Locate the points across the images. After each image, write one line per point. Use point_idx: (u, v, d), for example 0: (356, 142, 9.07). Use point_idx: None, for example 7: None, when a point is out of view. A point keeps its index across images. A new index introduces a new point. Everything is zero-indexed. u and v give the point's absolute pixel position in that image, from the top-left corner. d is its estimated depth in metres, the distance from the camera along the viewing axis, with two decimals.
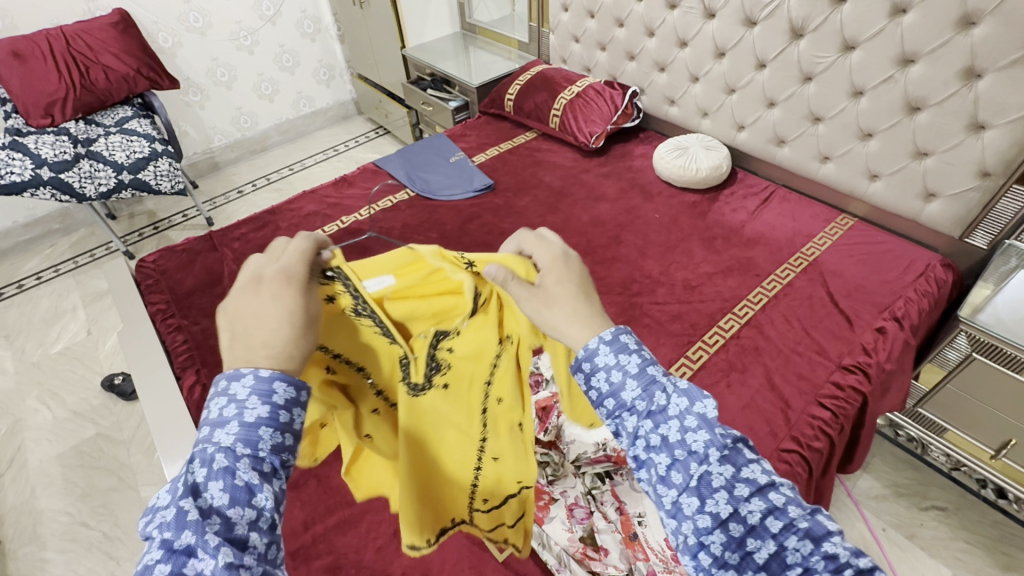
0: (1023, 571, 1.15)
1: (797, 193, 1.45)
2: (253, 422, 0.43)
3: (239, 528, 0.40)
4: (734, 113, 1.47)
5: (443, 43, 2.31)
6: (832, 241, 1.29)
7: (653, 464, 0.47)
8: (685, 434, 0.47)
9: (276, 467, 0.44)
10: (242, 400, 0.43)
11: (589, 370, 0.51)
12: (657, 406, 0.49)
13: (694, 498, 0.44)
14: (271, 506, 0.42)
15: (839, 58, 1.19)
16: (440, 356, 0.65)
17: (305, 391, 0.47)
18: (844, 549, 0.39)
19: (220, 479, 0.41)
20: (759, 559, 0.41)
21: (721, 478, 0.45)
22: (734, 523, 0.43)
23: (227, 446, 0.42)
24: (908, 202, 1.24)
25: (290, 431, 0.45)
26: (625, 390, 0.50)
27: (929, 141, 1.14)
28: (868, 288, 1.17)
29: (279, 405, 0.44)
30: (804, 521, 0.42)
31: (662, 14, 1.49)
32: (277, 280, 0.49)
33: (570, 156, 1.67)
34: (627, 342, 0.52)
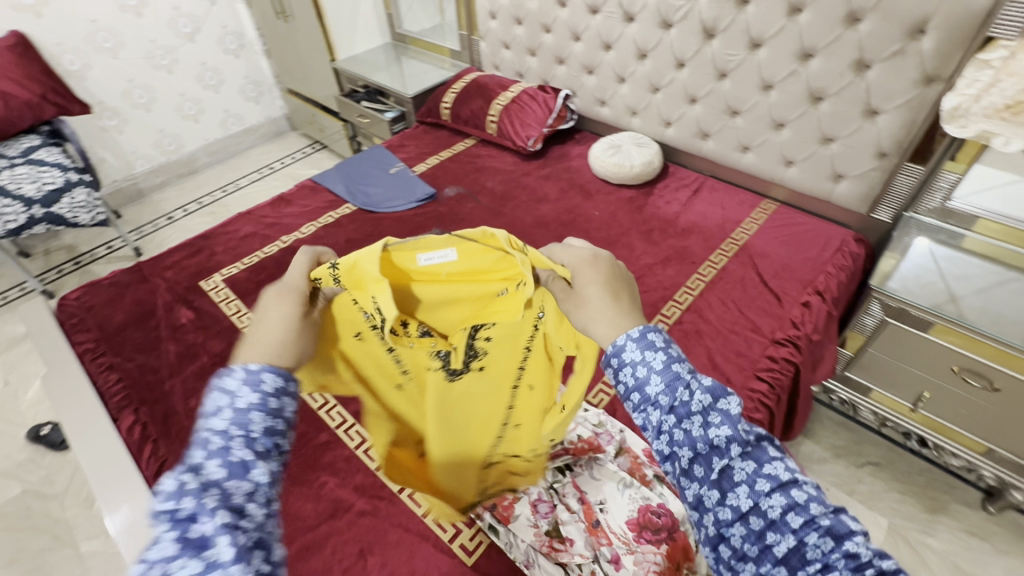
0: (946, 510, 1.27)
1: (724, 182, 1.53)
2: (244, 408, 0.45)
3: (237, 498, 0.41)
4: (660, 110, 1.54)
5: (375, 54, 2.29)
6: (759, 225, 1.39)
7: (677, 458, 0.47)
8: (708, 430, 0.47)
9: (270, 448, 0.45)
10: (233, 391, 0.46)
11: (616, 365, 0.52)
12: (680, 401, 0.48)
13: (716, 492, 0.45)
14: (267, 481, 0.43)
15: (748, 55, 1.28)
16: (478, 344, 0.71)
17: (290, 382, 0.50)
18: (866, 548, 0.40)
19: (216, 456, 0.42)
20: (778, 552, 0.42)
21: (742, 473, 0.46)
22: (754, 517, 0.44)
23: (221, 429, 0.44)
24: (821, 184, 1.35)
25: (281, 417, 0.47)
26: (650, 384, 0.49)
27: (833, 127, 1.24)
28: (793, 267, 1.26)
29: (267, 391, 0.47)
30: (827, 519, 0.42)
31: (586, 19, 1.54)
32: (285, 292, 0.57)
33: (510, 160, 1.70)
34: (653, 339, 0.51)
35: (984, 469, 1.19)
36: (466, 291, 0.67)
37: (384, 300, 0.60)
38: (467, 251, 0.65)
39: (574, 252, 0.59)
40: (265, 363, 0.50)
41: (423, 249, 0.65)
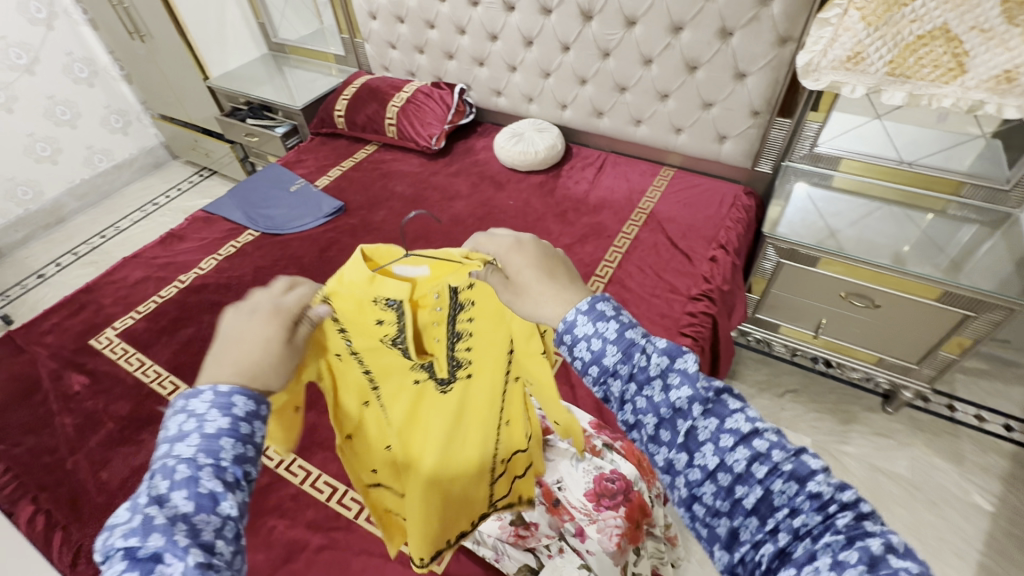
0: (856, 419, 1.43)
1: (624, 156, 1.61)
2: (214, 432, 0.42)
3: (206, 535, 0.39)
4: (555, 94, 1.58)
5: (252, 68, 2.14)
6: (661, 192, 1.47)
7: (643, 425, 0.52)
8: (669, 394, 0.51)
9: (240, 478, 0.42)
10: (200, 414, 0.43)
11: (571, 342, 0.55)
12: (639, 369, 0.53)
13: (683, 454, 0.49)
14: (238, 514, 0.41)
15: (626, 33, 1.35)
16: (459, 355, 0.69)
17: (263, 405, 0.47)
18: (827, 486, 0.43)
19: (184, 487, 0.39)
20: (747, 503, 0.46)
21: (706, 431, 0.49)
22: (722, 473, 0.47)
23: (189, 457, 0.41)
24: (709, 146, 1.45)
25: (252, 442, 0.44)
26: (607, 355, 0.53)
27: (711, 93, 1.34)
28: (697, 226, 1.35)
29: (238, 413, 0.44)
30: (788, 462, 0.45)
31: (467, 12, 1.54)
32: (264, 309, 0.51)
33: (416, 161, 1.67)
34: (604, 310, 0.54)
35: (879, 376, 1.36)
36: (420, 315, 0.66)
37: (390, 290, 0.62)
38: (439, 270, 0.65)
39: (499, 240, 0.60)
40: (238, 385, 0.46)
41: (399, 263, 0.66)
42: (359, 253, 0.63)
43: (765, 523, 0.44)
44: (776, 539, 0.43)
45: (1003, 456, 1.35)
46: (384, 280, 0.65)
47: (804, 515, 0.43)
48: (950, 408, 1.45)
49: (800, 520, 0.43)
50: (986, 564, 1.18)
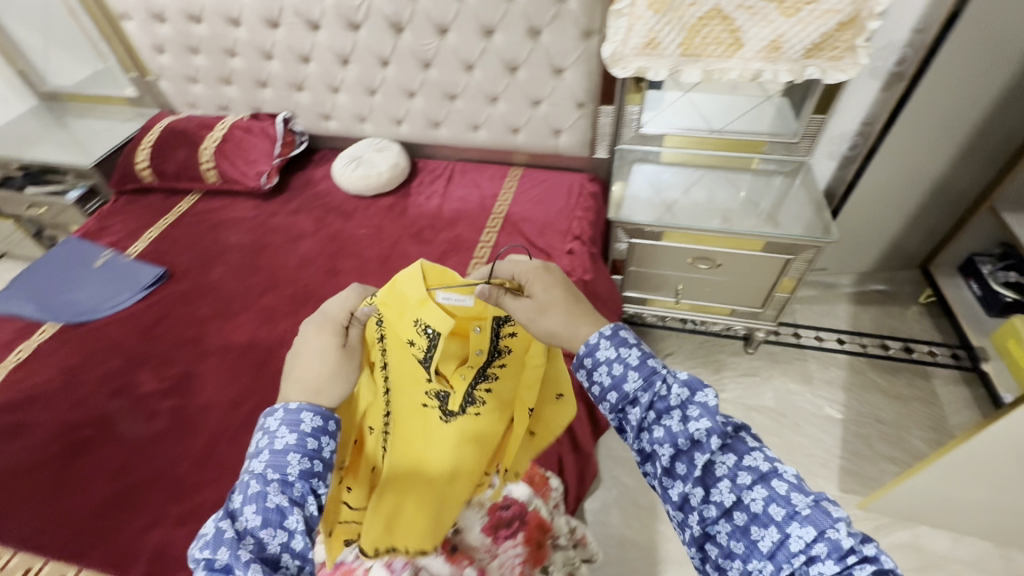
0: (726, 365, 1.57)
1: (472, 162, 1.59)
2: (282, 449, 0.56)
3: (272, 545, 0.52)
4: (386, 111, 1.50)
5: (23, 124, 1.79)
6: (513, 193, 1.48)
7: (659, 455, 0.63)
8: (688, 423, 0.63)
9: (304, 493, 0.55)
10: (274, 431, 0.57)
11: (591, 365, 0.69)
12: (658, 396, 0.66)
13: (702, 488, 0.60)
14: (300, 528, 0.52)
15: (440, 41, 1.31)
16: (478, 394, 0.79)
17: (330, 421, 0.60)
18: (843, 537, 0.53)
19: (253, 503, 0.52)
20: (763, 544, 0.55)
21: (725, 467, 0.60)
22: (738, 511, 0.57)
23: (260, 473, 0.54)
24: (547, 141, 1.47)
25: (318, 458, 0.57)
26: (627, 380, 0.67)
27: (536, 91, 1.36)
28: (551, 222, 1.38)
29: (305, 432, 0.57)
30: (806, 508, 0.56)
31: (268, 35, 1.40)
32: (314, 327, 0.66)
33: (249, 204, 1.50)
34: (626, 337, 0.70)
35: (735, 324, 1.49)
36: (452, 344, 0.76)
37: (433, 317, 0.69)
38: (481, 305, 0.74)
39: (528, 266, 0.76)
40: (306, 404, 0.59)
41: (446, 289, 0.71)
42: (417, 266, 0.70)
43: (780, 567, 0.54)
44: None
45: (843, 367, 1.57)
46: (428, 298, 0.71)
47: (819, 561, 0.53)
48: (795, 336, 1.66)
49: (817, 566, 0.53)
50: (846, 466, 1.36)
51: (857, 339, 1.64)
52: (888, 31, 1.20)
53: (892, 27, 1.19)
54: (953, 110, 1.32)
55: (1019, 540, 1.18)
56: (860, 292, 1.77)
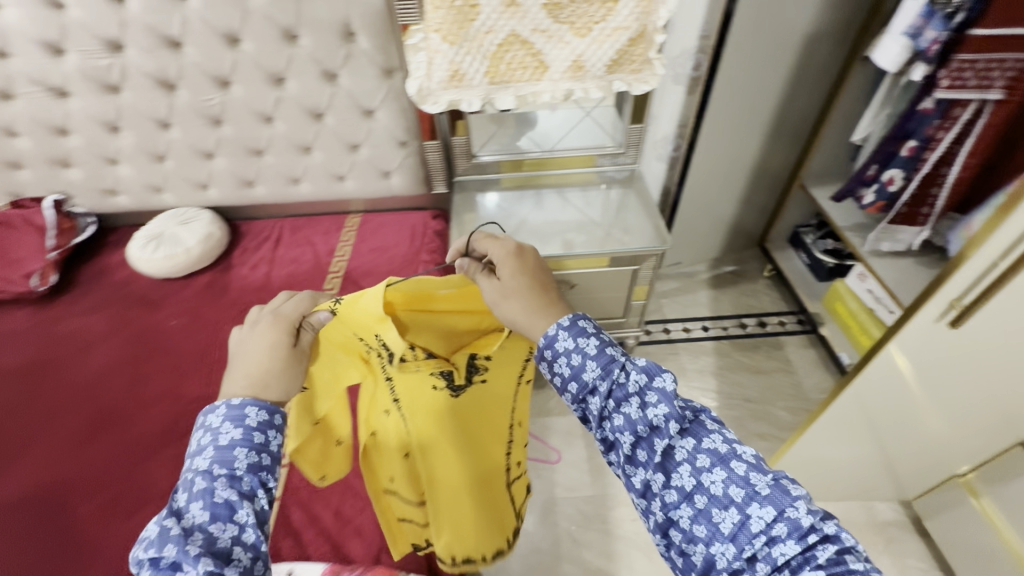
0: None
1: (302, 217, 1.44)
2: (226, 444, 0.57)
3: (222, 539, 0.53)
4: (184, 176, 1.30)
5: None
6: (352, 245, 1.36)
7: (621, 446, 0.69)
8: (646, 409, 0.68)
9: (253, 486, 0.56)
10: (217, 427, 0.58)
11: (552, 355, 0.74)
12: (617, 384, 0.70)
13: (663, 476, 0.66)
14: (250, 520, 0.54)
15: (224, 95, 1.16)
16: (480, 363, 0.86)
17: (276, 415, 0.62)
18: (804, 518, 0.58)
19: (200, 499, 0.53)
20: (726, 527, 0.61)
21: (685, 453, 0.66)
22: (697, 495, 0.63)
23: (204, 469, 0.55)
24: (377, 183, 1.37)
25: (265, 451, 0.59)
26: (584, 371, 0.71)
27: (350, 135, 1.25)
28: (395, 272, 1.29)
29: (252, 426, 0.59)
30: (765, 488, 0.61)
31: (4, 109, 1.15)
32: (273, 321, 0.68)
33: (23, 312, 1.24)
34: (582, 325, 0.75)
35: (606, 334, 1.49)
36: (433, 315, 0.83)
37: (388, 337, 0.72)
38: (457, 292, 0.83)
39: (502, 244, 0.83)
40: (251, 399, 0.61)
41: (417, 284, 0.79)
42: (383, 285, 0.73)
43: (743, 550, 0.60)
44: (752, 563, 0.59)
45: (711, 354, 1.64)
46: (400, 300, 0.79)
47: (779, 540, 0.58)
48: (665, 331, 1.71)
49: (779, 548, 0.58)
50: None
51: (718, 323, 1.72)
52: (677, 38, 1.24)
53: (681, 36, 1.25)
54: (751, 103, 1.42)
55: (874, 492, 1.28)
56: (716, 276, 1.87)
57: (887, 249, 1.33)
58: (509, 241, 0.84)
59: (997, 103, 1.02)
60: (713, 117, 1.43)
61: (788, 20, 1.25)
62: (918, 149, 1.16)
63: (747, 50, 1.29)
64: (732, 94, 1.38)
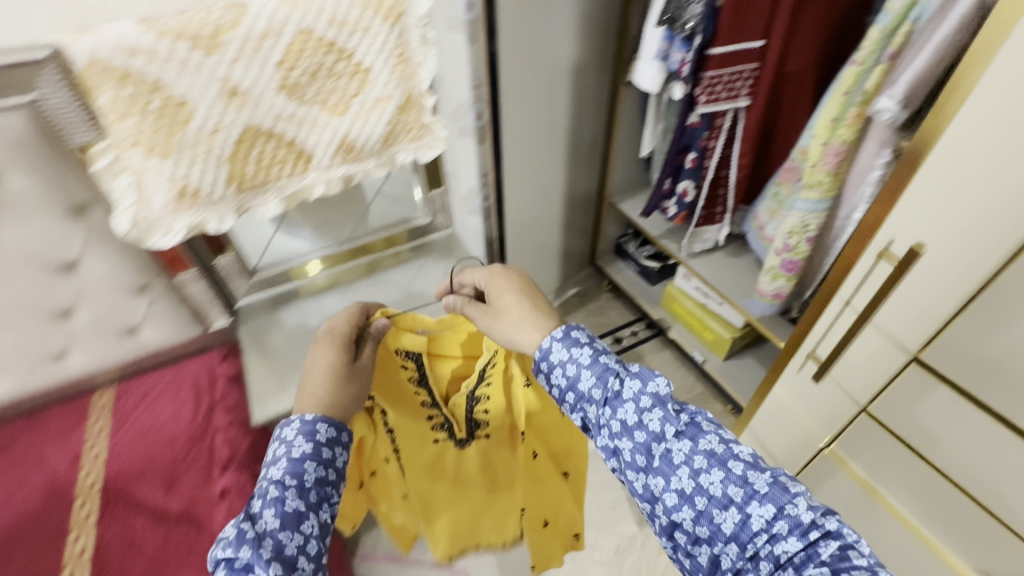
0: None
1: (14, 420, 1.04)
2: (298, 456, 0.66)
3: (289, 547, 0.59)
4: None
5: None
6: (107, 438, 1.03)
7: (621, 450, 0.71)
8: (640, 413, 0.70)
9: (318, 499, 0.65)
10: (289, 441, 0.68)
11: (548, 367, 0.78)
12: (611, 392, 0.73)
13: (662, 479, 0.68)
14: (313, 531, 0.62)
15: None
16: (478, 417, 1.05)
17: (340, 434, 0.73)
18: (803, 516, 0.59)
19: (272, 507, 0.61)
20: (727, 527, 0.63)
21: (683, 455, 0.67)
22: (697, 498, 0.65)
23: (278, 478, 0.64)
24: (119, 345, 1.07)
25: (331, 466, 0.69)
26: (581, 381, 0.75)
27: (48, 302, 0.94)
28: (181, 458, 1.01)
29: (320, 441, 0.69)
30: (764, 486, 0.63)
31: None
32: (326, 337, 0.81)
33: None
34: (576, 336, 0.79)
35: None
36: (440, 363, 0.97)
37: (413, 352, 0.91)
38: (457, 324, 0.92)
39: (488, 271, 0.90)
40: (320, 416, 0.73)
41: (423, 326, 0.90)
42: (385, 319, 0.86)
43: (744, 548, 0.61)
44: (756, 561, 0.61)
45: None
46: (415, 331, 0.91)
47: (779, 536, 0.60)
48: None
49: (780, 546, 0.59)
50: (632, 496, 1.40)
51: None
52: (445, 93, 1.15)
53: (452, 88, 1.15)
54: (544, 143, 1.38)
55: None
56: (563, 304, 1.85)
57: (700, 249, 1.41)
58: (497, 266, 0.91)
59: (745, 110, 1.12)
60: (512, 166, 1.35)
61: (554, 62, 1.22)
62: (698, 159, 1.21)
63: (527, 96, 1.24)
64: (524, 138, 1.32)
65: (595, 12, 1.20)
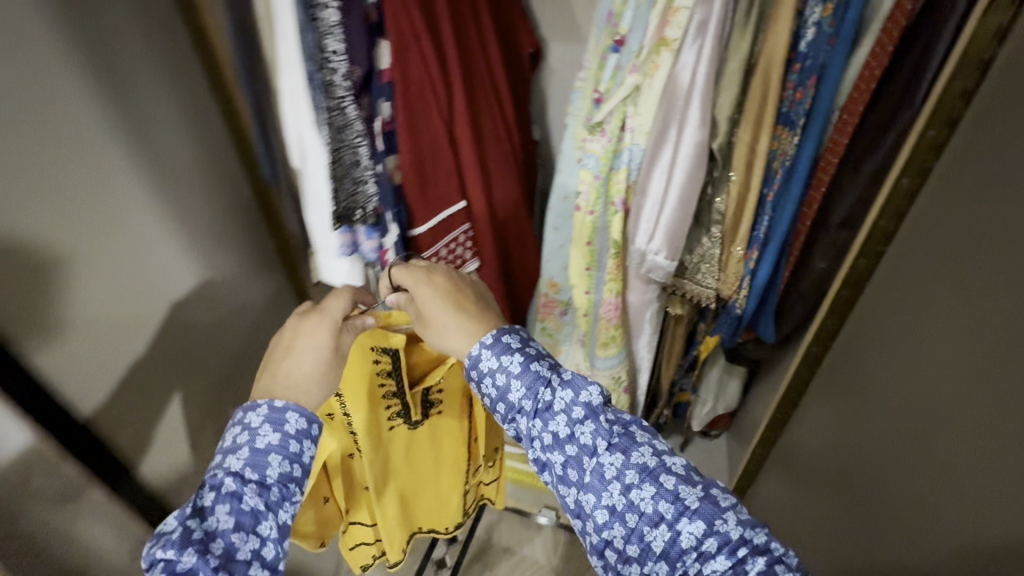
0: None
1: None
2: (263, 446, 0.45)
3: (242, 553, 0.41)
4: None
5: None
6: None
7: (552, 465, 0.50)
8: (571, 425, 0.49)
9: (282, 498, 0.45)
10: (253, 427, 0.46)
11: (477, 375, 0.54)
12: (542, 403, 0.51)
13: (591, 494, 0.47)
14: (277, 534, 0.43)
15: None
16: (433, 395, 0.70)
17: (316, 424, 0.49)
18: (734, 530, 0.42)
19: (228, 501, 0.42)
20: (657, 547, 0.44)
21: (614, 469, 0.47)
22: (629, 515, 0.46)
23: (235, 471, 0.44)
24: None
25: (300, 461, 0.47)
26: (511, 390, 0.52)
27: None
28: None
29: (291, 433, 0.47)
30: (694, 499, 0.44)
31: None
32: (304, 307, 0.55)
33: None
34: (506, 342, 0.54)
35: None
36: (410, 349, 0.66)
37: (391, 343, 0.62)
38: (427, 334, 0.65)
39: (423, 271, 0.60)
40: (292, 402, 0.48)
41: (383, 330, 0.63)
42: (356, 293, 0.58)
43: (674, 567, 0.43)
44: None
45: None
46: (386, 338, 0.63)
47: (714, 559, 0.42)
48: None
49: (711, 567, 0.41)
50: None
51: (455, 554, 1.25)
52: None
53: None
54: None
55: None
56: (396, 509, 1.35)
57: None
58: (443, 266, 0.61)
59: (479, 271, 0.91)
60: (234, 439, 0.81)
61: (204, 334, 0.72)
62: None
63: (205, 353, 0.73)
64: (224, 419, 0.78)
65: (225, 238, 0.76)
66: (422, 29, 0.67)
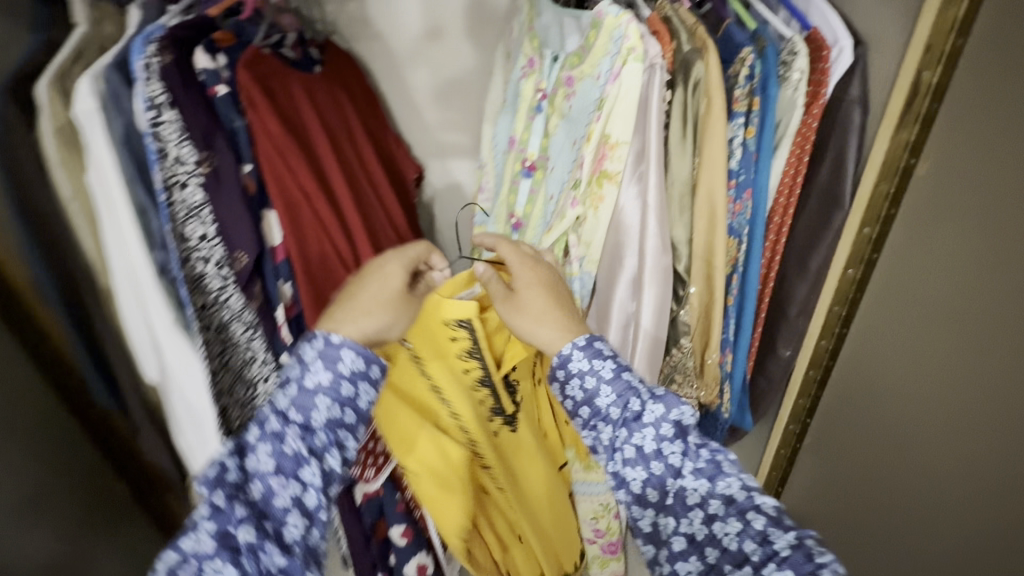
0: None
1: None
2: (309, 386, 0.37)
3: (280, 501, 0.34)
4: None
5: None
6: None
7: (626, 480, 0.38)
8: (657, 440, 0.37)
9: (330, 443, 0.36)
10: (304, 360, 0.38)
11: (563, 376, 0.42)
12: (631, 412, 0.39)
13: (669, 518, 0.35)
14: (322, 484, 0.35)
15: None
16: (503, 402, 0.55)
17: (376, 365, 0.39)
18: None
19: (268, 442, 0.35)
20: None
21: (696, 495, 0.35)
22: (710, 552, 0.33)
23: (280, 412, 0.36)
24: None
25: (350, 405, 0.38)
26: (601, 394, 0.40)
27: None
28: None
29: (343, 374, 0.38)
30: (784, 546, 0.31)
31: None
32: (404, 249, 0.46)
33: None
34: (602, 347, 0.42)
35: None
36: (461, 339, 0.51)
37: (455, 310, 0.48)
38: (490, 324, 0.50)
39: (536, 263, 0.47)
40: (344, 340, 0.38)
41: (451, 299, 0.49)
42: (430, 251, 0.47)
43: None
44: None
45: None
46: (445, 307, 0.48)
47: None
48: None
49: None
50: None
51: None
52: None
53: None
54: None
55: None
56: None
57: None
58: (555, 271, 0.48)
59: None
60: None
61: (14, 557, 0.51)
62: None
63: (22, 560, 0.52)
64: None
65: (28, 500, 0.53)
66: (315, 190, 0.54)
